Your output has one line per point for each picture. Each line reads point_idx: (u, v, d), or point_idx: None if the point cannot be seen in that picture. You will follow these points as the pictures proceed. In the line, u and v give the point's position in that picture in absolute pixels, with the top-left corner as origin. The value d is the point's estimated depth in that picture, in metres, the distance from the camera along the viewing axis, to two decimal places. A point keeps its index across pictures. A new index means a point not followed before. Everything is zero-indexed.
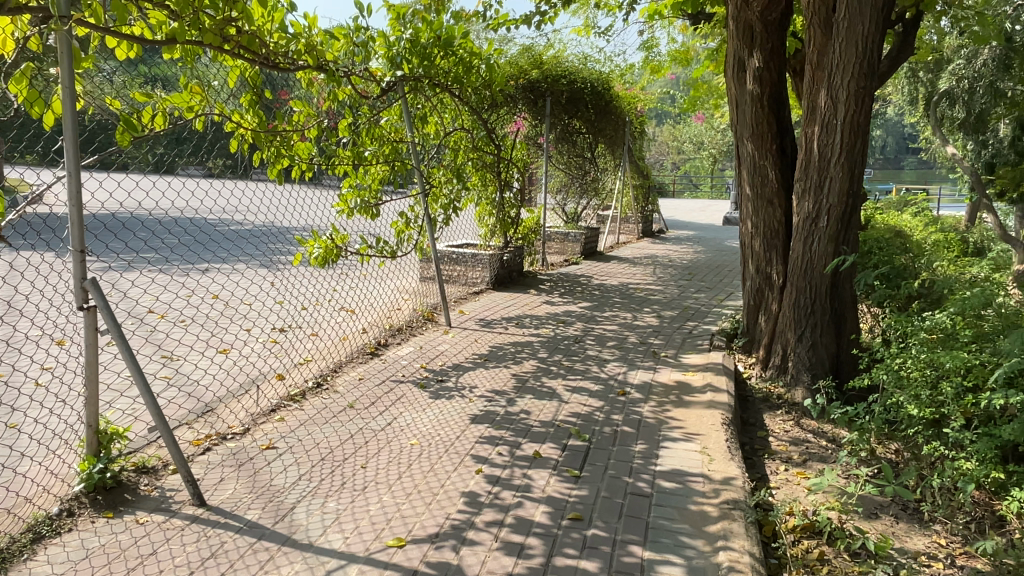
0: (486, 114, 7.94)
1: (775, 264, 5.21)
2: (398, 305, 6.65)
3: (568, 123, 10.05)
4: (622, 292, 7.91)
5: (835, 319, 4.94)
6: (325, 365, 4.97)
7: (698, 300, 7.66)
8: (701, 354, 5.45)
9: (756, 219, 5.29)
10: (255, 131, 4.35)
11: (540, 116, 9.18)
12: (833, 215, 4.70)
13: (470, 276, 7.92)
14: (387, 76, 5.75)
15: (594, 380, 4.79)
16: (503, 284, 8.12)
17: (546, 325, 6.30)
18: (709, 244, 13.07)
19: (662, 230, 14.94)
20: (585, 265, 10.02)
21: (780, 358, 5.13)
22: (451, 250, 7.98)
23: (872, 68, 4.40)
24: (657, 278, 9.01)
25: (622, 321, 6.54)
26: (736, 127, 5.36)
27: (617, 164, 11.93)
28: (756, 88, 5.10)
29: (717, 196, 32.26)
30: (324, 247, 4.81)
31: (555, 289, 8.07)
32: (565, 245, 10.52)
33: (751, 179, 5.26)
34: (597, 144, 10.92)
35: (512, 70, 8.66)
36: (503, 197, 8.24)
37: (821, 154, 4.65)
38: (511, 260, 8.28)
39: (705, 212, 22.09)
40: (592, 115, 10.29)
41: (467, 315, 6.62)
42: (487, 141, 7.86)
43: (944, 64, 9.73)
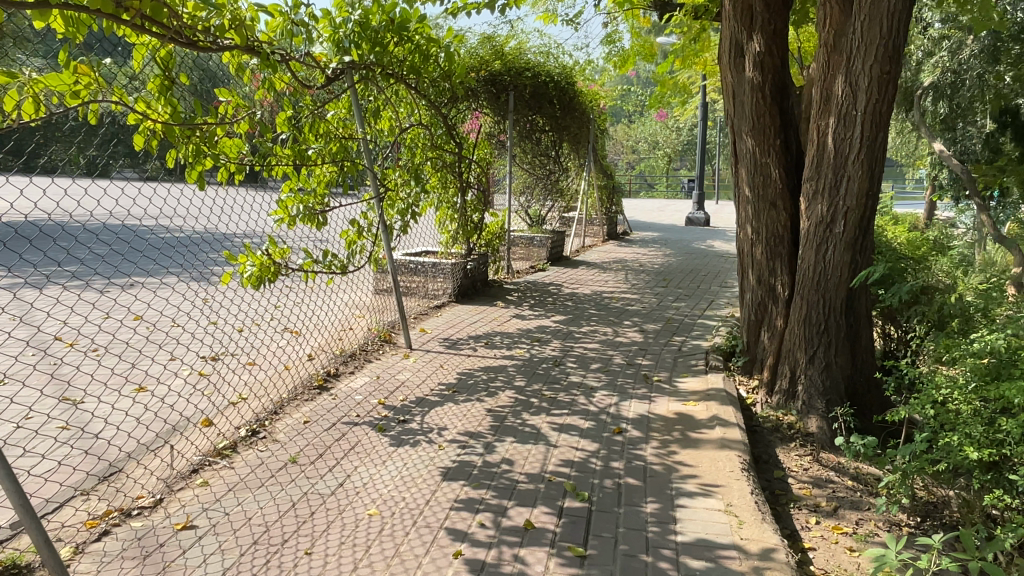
0: (445, 109, 7.19)
1: (780, 275, 4.64)
2: (349, 324, 5.87)
3: (532, 120, 9.36)
4: (597, 303, 7.27)
5: (850, 336, 4.39)
6: (263, 405, 4.17)
7: (679, 310, 7.07)
8: (698, 377, 4.83)
9: (756, 224, 4.70)
10: (169, 126, 3.52)
11: (503, 112, 8.44)
12: (850, 220, 4.13)
13: (431, 289, 7.17)
14: (333, 62, 4.98)
15: (583, 414, 4.11)
16: (467, 295, 7.39)
17: (519, 345, 5.60)
18: (676, 246, 12.59)
19: (627, 231, 14.41)
20: (552, 271, 9.35)
21: (788, 382, 4.56)
22: (409, 260, 7.21)
23: (897, 51, 3.84)
24: (631, 285, 8.40)
25: (602, 337, 5.88)
26: (733, 121, 4.77)
27: (582, 164, 11.30)
28: (758, 75, 4.51)
29: (672, 195, 32.10)
30: (260, 265, 4.01)
31: (525, 300, 7.39)
32: (530, 250, 9.84)
33: (751, 179, 4.66)
34: (562, 142, 10.26)
35: (472, 61, 7.86)
36: (465, 200, 7.51)
37: (837, 150, 4.07)
38: (475, 269, 7.55)
39: (665, 211, 21.72)
40: (556, 111, 9.63)
41: (429, 332, 5.89)
42: (447, 138, 7.09)
43: (918, 58, 9.41)
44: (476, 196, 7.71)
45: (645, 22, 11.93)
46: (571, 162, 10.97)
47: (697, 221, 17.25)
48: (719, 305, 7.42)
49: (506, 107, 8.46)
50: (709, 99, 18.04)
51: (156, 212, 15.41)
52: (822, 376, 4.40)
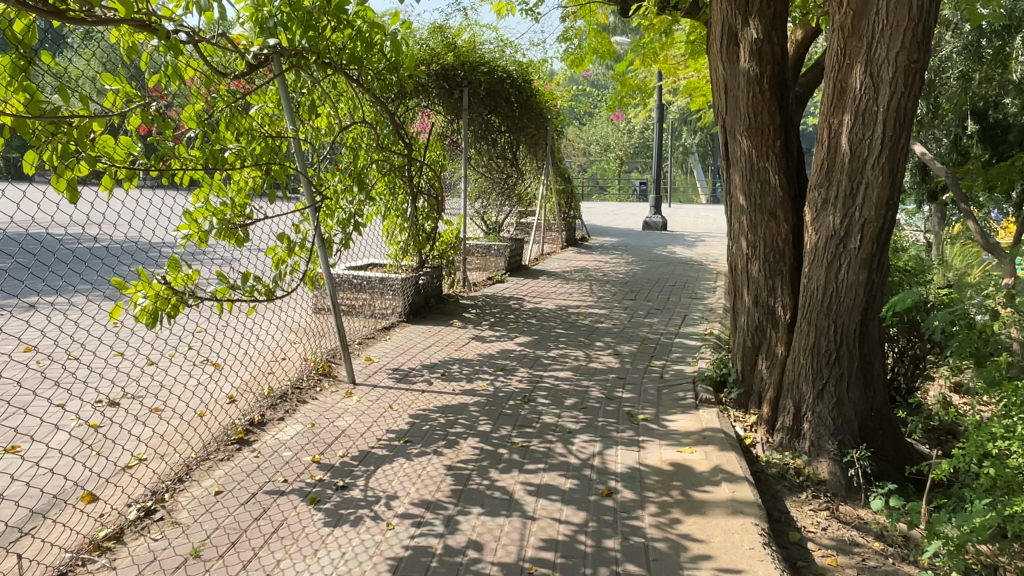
0: (391, 106, 6.39)
1: (781, 296, 4.03)
2: (280, 354, 5.05)
3: (487, 119, 8.65)
4: (563, 320, 6.61)
5: (863, 366, 3.83)
6: (163, 469, 3.35)
7: (653, 327, 6.45)
8: (689, 414, 4.19)
9: (752, 238, 4.09)
10: (25, 118, 2.67)
11: (456, 110, 7.71)
12: (867, 234, 3.55)
13: (379, 308, 6.41)
14: (254, 46, 4.20)
15: (562, 469, 3.42)
16: (420, 314, 6.63)
17: (481, 375, 4.87)
18: (638, 252, 12.07)
19: (585, 237, 13.84)
20: (511, 283, 8.66)
21: (792, 419, 3.96)
22: (353, 275, 6.41)
23: (926, 37, 3.28)
24: (598, 299, 7.78)
25: (574, 363, 5.21)
26: (724, 119, 4.15)
27: (539, 167, 10.66)
28: (756, 65, 3.90)
29: (625, 198, 31.87)
30: (157, 298, 3.18)
31: (485, 318, 6.66)
32: (487, 259, 9.13)
33: (746, 186, 4.05)
34: (519, 144, 9.60)
35: (421, 53, 7.05)
36: (416, 207, 6.74)
37: (853, 152, 3.48)
38: (427, 284, 6.80)
39: (619, 215, 21.31)
40: (513, 110, 8.95)
41: (375, 362, 5.12)
42: (394, 137, 6.32)
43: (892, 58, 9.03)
44: (427, 203, 6.95)
45: (603, 18, 11.37)
46: (528, 165, 10.31)
47: (654, 225, 16.83)
48: (695, 321, 6.85)
49: (461, 105, 7.73)
50: (664, 100, 17.67)
51: (74, 220, 14.10)
52: (834, 414, 3.81)
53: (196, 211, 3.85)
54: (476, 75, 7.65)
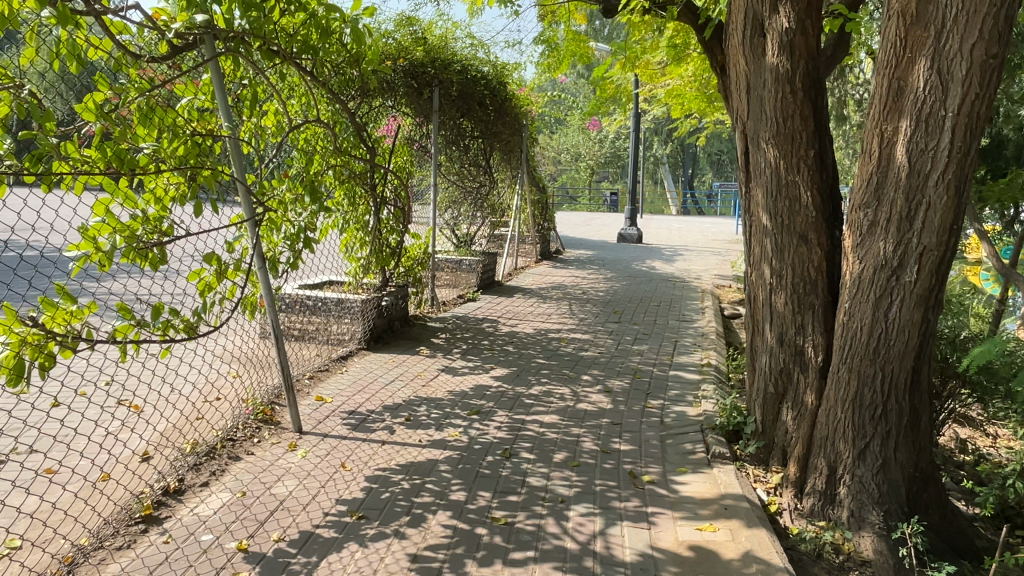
0: (352, 104, 5.65)
1: (812, 335, 3.40)
2: (214, 393, 4.25)
3: (458, 122, 7.94)
4: (544, 348, 5.91)
5: (913, 421, 3.21)
6: (36, 566, 2.55)
7: (644, 356, 5.79)
8: (703, 473, 3.51)
9: (779, 265, 3.45)
10: None
11: (426, 112, 7.00)
12: (927, 264, 2.93)
13: (335, 333, 5.64)
14: (178, 23, 3.43)
15: (557, 559, 2.71)
16: (382, 339, 5.87)
17: (453, 420, 4.14)
18: (617, 267, 11.46)
19: (561, 250, 13.21)
20: (484, 302, 7.95)
21: (825, 482, 3.32)
22: (307, 296, 5.62)
23: (1007, 26, 2.67)
24: (579, 321, 7.11)
25: (560, 404, 4.51)
26: (745, 124, 3.52)
27: (514, 175, 9.97)
28: (786, 60, 3.27)
29: (596, 208, 31.42)
30: (24, 345, 2.39)
31: (456, 345, 5.93)
32: (457, 275, 8.42)
33: (772, 203, 3.42)
34: (492, 150, 8.92)
35: (387, 48, 6.28)
36: (380, 219, 5.98)
37: (911, 165, 2.87)
38: (392, 306, 6.04)
39: (592, 226, 20.78)
40: (486, 114, 8.26)
41: (328, 403, 4.35)
42: (356, 140, 5.56)
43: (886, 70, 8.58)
44: (392, 214, 6.19)
45: (582, 20, 10.80)
46: (502, 174, 9.63)
47: (629, 237, 16.28)
48: (688, 349, 6.20)
49: (430, 106, 7.02)
50: (640, 109, 17.18)
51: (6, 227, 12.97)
52: (878, 479, 3.19)
53: (96, 226, 2.99)
54: (447, 74, 6.95)
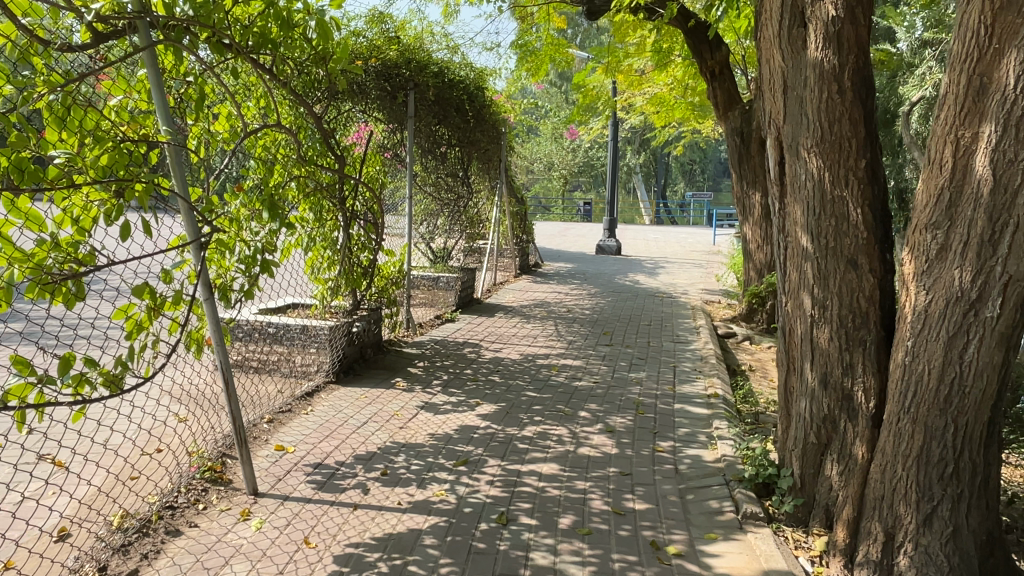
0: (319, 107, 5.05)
1: (863, 378, 2.91)
2: (154, 446, 3.63)
3: (434, 129, 7.36)
4: (533, 377, 5.34)
5: (987, 481, 2.71)
6: None
7: (644, 386, 5.26)
8: (737, 540, 2.98)
9: (823, 294, 2.95)
10: None
11: (401, 118, 6.43)
12: (1013, 296, 2.44)
13: (301, 364, 5.02)
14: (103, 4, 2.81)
15: None
16: (353, 370, 5.25)
17: (438, 473, 3.55)
18: (599, 281, 10.97)
19: (540, 263, 12.71)
20: (464, 322, 7.37)
21: (881, 552, 2.80)
22: (268, 323, 4.99)
23: None
24: (568, 344, 6.56)
25: (558, 448, 3.95)
26: (782, 130, 3.02)
27: (492, 186, 9.42)
28: (833, 55, 2.78)
29: (569, 218, 31.06)
30: None
31: (436, 375, 5.34)
32: (434, 293, 7.83)
33: (815, 222, 2.92)
34: (470, 160, 8.38)
35: (357, 46, 5.69)
36: (350, 235, 5.37)
37: (996, 177, 2.38)
38: (363, 332, 5.43)
39: (568, 236, 20.35)
40: (463, 121, 7.71)
41: (291, 453, 3.73)
42: (322, 147, 4.96)
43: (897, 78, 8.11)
44: (364, 229, 5.59)
45: (561, 23, 10.35)
46: (480, 185, 9.09)
47: (608, 248, 15.84)
48: (689, 375, 5.69)
49: (404, 111, 6.44)
50: (617, 117, 16.81)
51: None
52: (948, 550, 2.68)
53: None
54: (423, 77, 6.38)
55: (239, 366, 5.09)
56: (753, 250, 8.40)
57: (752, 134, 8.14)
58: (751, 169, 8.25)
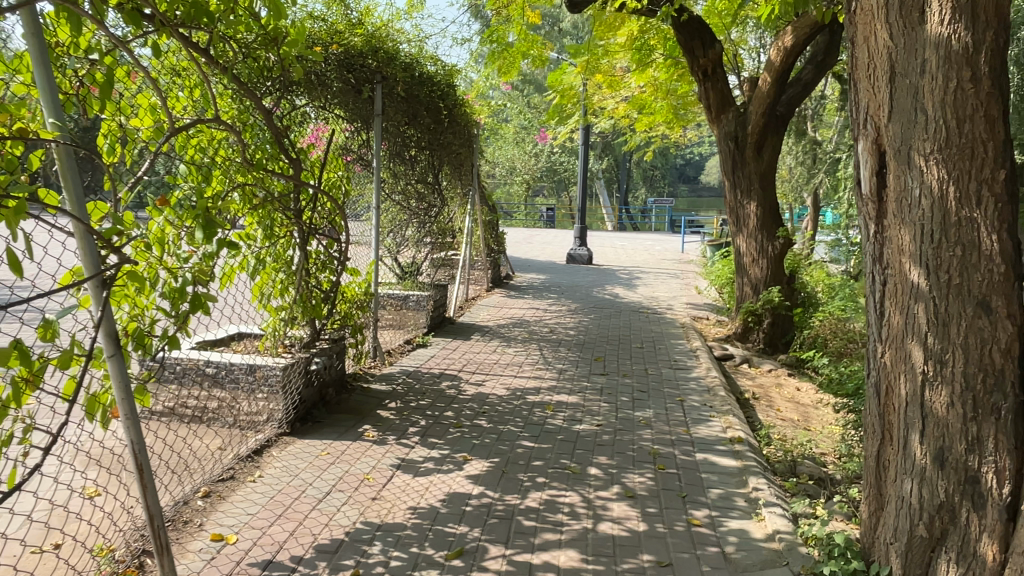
0: (270, 101, 4.17)
1: (995, 456, 2.20)
2: (49, 543, 2.73)
3: (402, 130, 6.54)
4: (526, 420, 4.56)
5: None
6: None
7: (655, 429, 4.52)
8: None
9: (942, 346, 2.25)
10: None
11: (366, 116, 5.60)
12: None
13: (248, 413, 4.15)
14: None
15: None
16: (312, 416, 4.39)
17: (426, 572, 2.74)
18: (577, 295, 10.27)
19: (511, 274, 11.94)
20: (437, 347, 6.54)
21: None
22: (208, 362, 4.11)
23: None
24: (558, 373, 5.80)
25: (573, 525, 3.17)
26: (885, 132, 2.33)
27: (464, 193, 8.62)
28: (965, 30, 2.09)
29: (532, 224, 30.44)
30: None
31: (412, 419, 4.51)
32: (403, 314, 6.99)
33: (933, 251, 2.22)
34: (441, 165, 7.56)
35: (315, 29, 4.82)
36: (308, 254, 4.51)
37: None
38: (323, 369, 4.57)
39: (534, 243, 19.69)
40: (431, 122, 6.90)
41: (232, 546, 2.86)
42: (273, 148, 4.09)
43: None
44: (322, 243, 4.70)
45: (536, 19, 9.64)
46: (452, 192, 8.27)
47: (579, 257, 15.20)
48: (700, 412, 4.98)
49: (370, 109, 5.60)
50: (587, 122, 16.22)
51: None
52: None
53: None
54: (392, 69, 5.56)
55: (171, 415, 4.17)
56: (747, 265, 7.78)
57: (747, 139, 7.55)
58: (745, 176, 7.64)
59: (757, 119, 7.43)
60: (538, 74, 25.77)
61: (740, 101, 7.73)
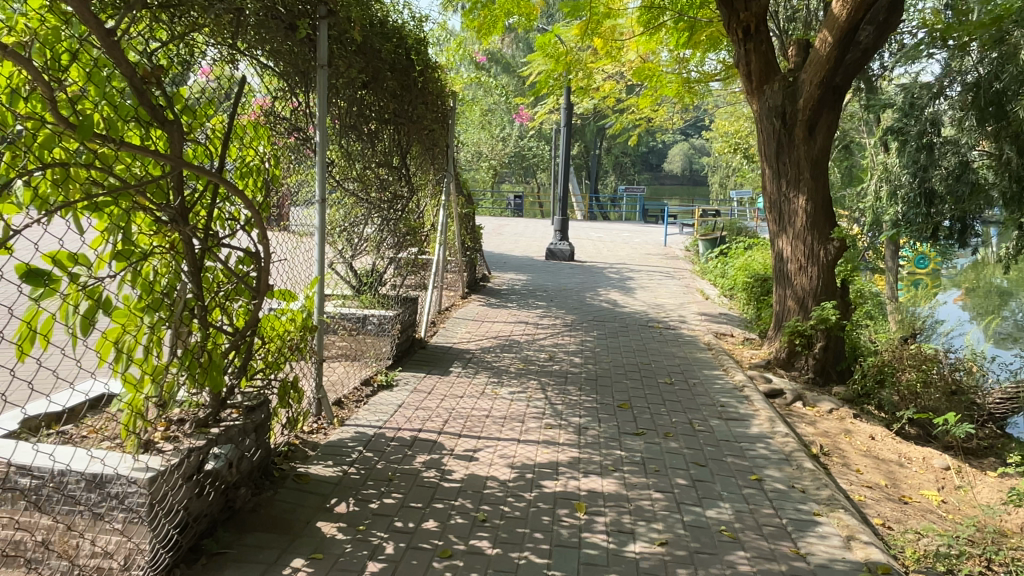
0: (126, 18, 2.41)
1: None
2: None
3: (361, 95, 4.83)
4: (553, 539, 2.93)
5: None
6: None
7: (749, 550, 2.95)
8: None
9: None
10: None
11: (306, 68, 3.85)
12: None
13: (93, 555, 2.44)
14: None
15: None
16: (207, 548, 2.69)
17: None
18: (569, 302, 8.66)
19: (488, 275, 10.25)
20: (406, 389, 4.86)
21: None
22: (30, 464, 2.35)
23: None
24: (576, 433, 4.19)
25: None
26: None
27: (437, 181, 6.93)
28: None
29: (498, 212, 28.71)
30: None
31: (372, 542, 2.84)
32: (359, 340, 5.26)
33: None
34: (410, 144, 5.86)
35: None
36: (205, 271, 2.79)
37: None
38: (229, 464, 2.87)
39: (504, 235, 17.92)
40: (396, 87, 5.21)
41: None
42: (130, 101, 2.37)
43: None
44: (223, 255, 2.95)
45: None
46: (423, 178, 6.54)
47: (560, 252, 13.59)
48: (794, 507, 3.43)
49: (312, 55, 3.84)
50: (568, 101, 14.59)
51: None
52: None
53: None
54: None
55: None
56: (792, 273, 6.29)
57: (797, 115, 6.04)
58: (793, 162, 6.14)
59: (811, 91, 5.92)
60: (507, 51, 23.95)
61: (788, 69, 6.22)
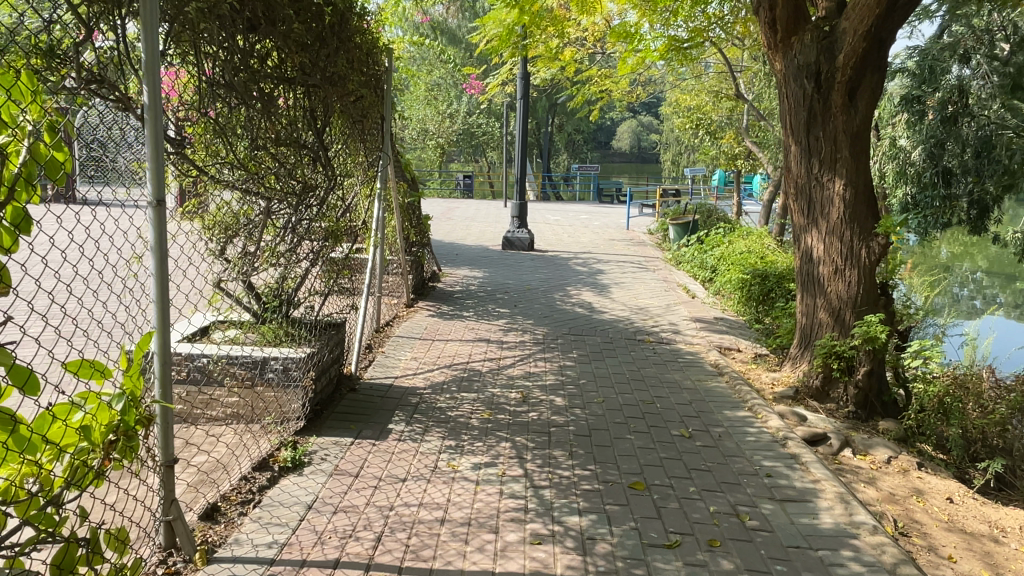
0: None
1: None
2: None
3: (245, 40, 3.26)
4: None
5: None
6: None
7: None
8: None
9: None
10: None
11: None
12: None
13: None
14: None
15: None
16: None
17: None
18: (537, 308, 7.20)
19: (439, 272, 8.68)
20: (320, 474, 3.31)
21: None
22: None
23: None
24: (580, 552, 2.73)
25: None
26: None
27: (370, 165, 5.32)
28: None
29: (447, 193, 26.97)
30: None
31: None
32: (256, 396, 3.69)
33: None
34: (331, 117, 4.27)
35: None
36: None
37: None
38: None
39: (455, 220, 16.33)
40: (299, 31, 3.61)
41: None
42: None
43: None
44: None
45: None
46: (352, 162, 4.94)
47: (518, 241, 12.10)
48: None
49: None
50: (524, 70, 13.02)
51: None
52: None
53: None
54: None
55: None
56: (824, 278, 4.97)
57: (835, 75, 4.67)
58: (829, 137, 4.79)
59: (854, 43, 4.55)
60: (454, 19, 22.05)
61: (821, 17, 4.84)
